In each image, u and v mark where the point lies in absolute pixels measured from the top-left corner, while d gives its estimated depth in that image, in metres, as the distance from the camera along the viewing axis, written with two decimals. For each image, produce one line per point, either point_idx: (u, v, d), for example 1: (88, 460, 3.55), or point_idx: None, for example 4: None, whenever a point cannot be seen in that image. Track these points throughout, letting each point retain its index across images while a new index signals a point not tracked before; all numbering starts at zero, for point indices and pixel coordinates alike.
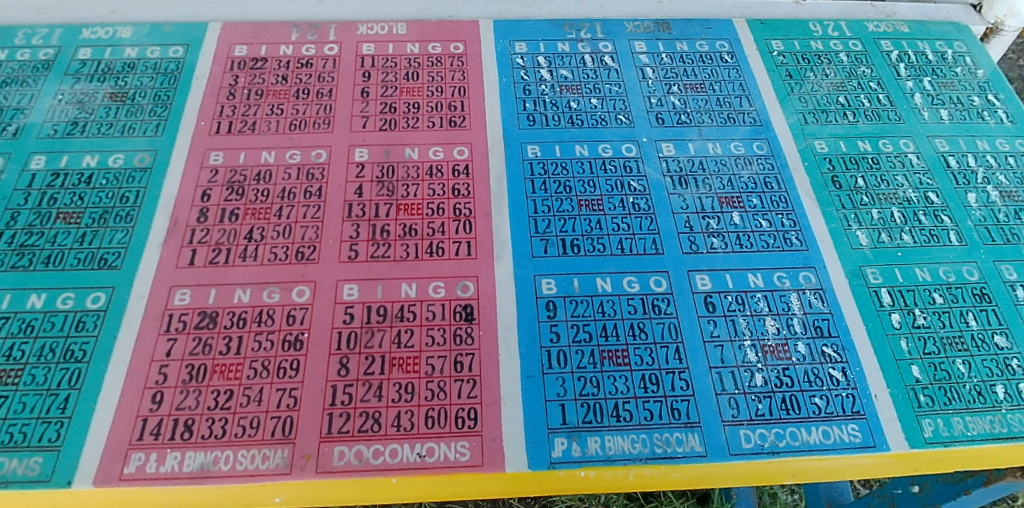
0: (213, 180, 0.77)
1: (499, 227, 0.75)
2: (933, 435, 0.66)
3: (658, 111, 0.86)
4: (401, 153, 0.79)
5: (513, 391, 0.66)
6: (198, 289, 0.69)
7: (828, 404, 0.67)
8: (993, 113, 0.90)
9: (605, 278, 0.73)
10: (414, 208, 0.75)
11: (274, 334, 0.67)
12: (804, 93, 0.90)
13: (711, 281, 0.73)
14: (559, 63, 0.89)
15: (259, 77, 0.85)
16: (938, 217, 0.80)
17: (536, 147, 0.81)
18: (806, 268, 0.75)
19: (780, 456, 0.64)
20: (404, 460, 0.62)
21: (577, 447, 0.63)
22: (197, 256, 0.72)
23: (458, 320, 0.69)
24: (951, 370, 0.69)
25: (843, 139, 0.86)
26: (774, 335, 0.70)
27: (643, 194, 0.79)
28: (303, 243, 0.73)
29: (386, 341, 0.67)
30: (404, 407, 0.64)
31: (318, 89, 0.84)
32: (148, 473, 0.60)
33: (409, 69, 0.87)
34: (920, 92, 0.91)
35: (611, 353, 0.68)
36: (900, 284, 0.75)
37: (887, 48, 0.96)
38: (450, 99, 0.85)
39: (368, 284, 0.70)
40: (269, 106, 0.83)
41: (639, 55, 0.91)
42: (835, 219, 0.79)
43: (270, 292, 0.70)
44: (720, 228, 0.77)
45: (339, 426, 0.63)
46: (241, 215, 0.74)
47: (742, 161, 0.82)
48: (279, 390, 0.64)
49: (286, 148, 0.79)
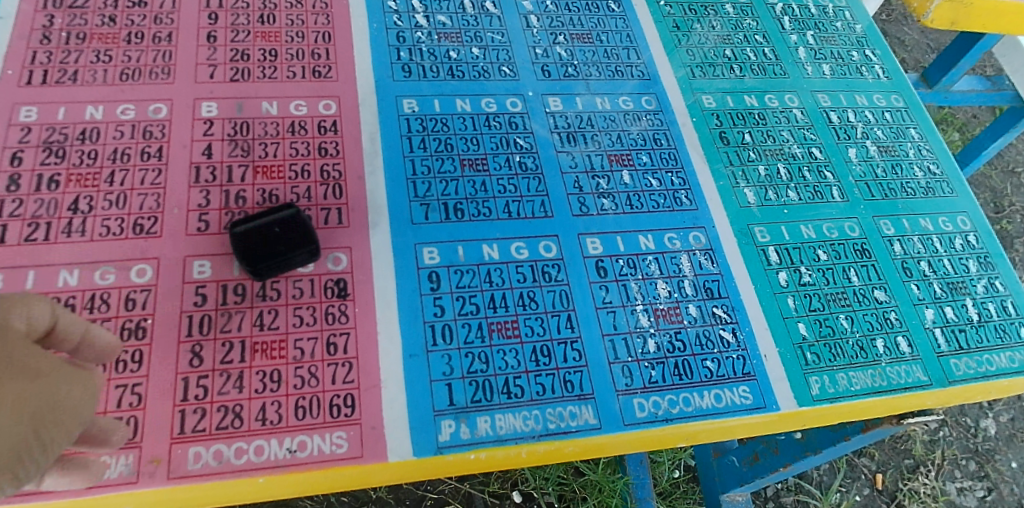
0: (25, 139, 0.63)
1: (374, 191, 0.68)
2: (819, 392, 0.67)
3: (544, 62, 0.80)
4: (257, 108, 0.69)
5: (393, 372, 0.60)
6: (11, 273, 0.58)
7: (719, 367, 0.66)
8: (870, 69, 0.91)
9: (492, 244, 0.68)
10: (274, 170, 0.66)
11: (111, 321, 0.58)
12: (691, 45, 0.87)
13: (602, 245, 0.70)
14: (436, 8, 0.81)
15: (80, 17, 0.71)
16: (822, 173, 0.81)
17: (412, 101, 0.74)
18: (696, 228, 0.73)
19: (674, 423, 0.63)
20: (272, 457, 0.56)
21: (466, 429, 0.60)
22: (9, 232, 0.59)
23: (330, 297, 0.62)
24: (834, 326, 0.71)
25: (730, 94, 0.84)
26: (665, 298, 0.69)
27: (530, 152, 0.74)
28: (141, 214, 0.62)
29: (246, 324, 0.60)
30: (270, 398, 0.57)
31: (154, 32, 0.72)
32: None
33: (264, 11, 0.76)
34: (804, 46, 0.91)
35: (501, 325, 0.64)
36: (786, 242, 0.75)
37: (772, 1, 0.94)
38: (313, 46, 0.75)
39: (222, 260, 0.62)
40: (94, 52, 0.69)
41: (523, 1, 0.84)
42: (723, 176, 0.77)
43: (104, 272, 0.59)
44: (610, 188, 0.74)
45: (193, 424, 0.56)
46: (63, 182, 0.62)
47: (631, 117, 0.79)
48: (119, 386, 0.56)
49: (117, 102, 0.67)
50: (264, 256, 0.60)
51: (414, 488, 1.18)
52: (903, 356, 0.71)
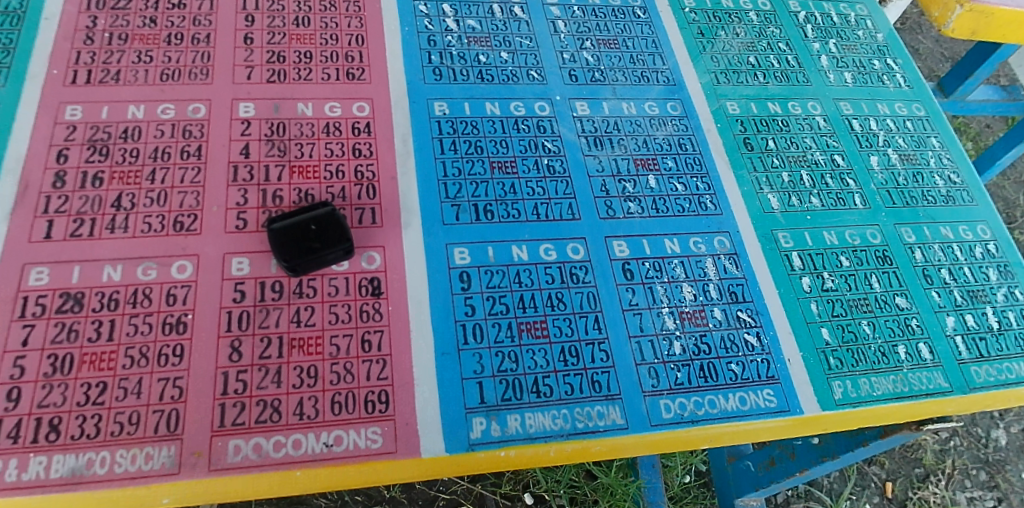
0: (70, 137, 0.66)
1: (406, 192, 0.69)
2: (841, 397, 0.68)
3: (571, 67, 0.82)
4: (293, 109, 0.71)
5: (426, 369, 0.62)
6: (57, 267, 0.61)
7: (744, 370, 0.68)
8: (892, 78, 0.92)
9: (521, 246, 0.69)
10: (309, 170, 0.68)
11: (153, 316, 0.60)
12: (715, 52, 0.88)
13: (628, 248, 0.71)
14: (465, 12, 0.82)
15: (122, 19, 0.73)
16: (844, 180, 0.82)
17: (443, 104, 0.75)
18: (721, 232, 0.74)
19: (699, 424, 0.64)
20: (310, 451, 0.57)
21: (496, 426, 0.61)
22: (55, 227, 0.63)
23: (364, 295, 0.64)
24: (857, 331, 0.72)
25: (754, 100, 0.85)
26: (690, 301, 0.70)
27: (558, 155, 0.75)
28: (182, 211, 0.64)
29: (284, 320, 0.61)
30: (307, 393, 0.59)
31: (193, 34, 0.73)
32: (7, 482, 0.54)
33: (299, 13, 0.77)
34: (827, 54, 0.92)
35: (530, 325, 0.65)
36: (809, 247, 0.76)
37: (795, 9, 0.95)
38: (347, 48, 0.76)
39: (260, 257, 0.63)
40: (135, 53, 0.71)
41: (551, 7, 0.86)
42: (747, 182, 0.79)
43: (146, 268, 0.61)
44: (636, 192, 0.75)
45: (233, 418, 0.57)
46: (107, 179, 0.65)
47: (657, 122, 0.80)
48: (162, 380, 0.58)
49: (157, 101, 0.69)
50: (297, 251, 0.62)
51: (426, 488, 1.15)
52: (924, 363, 0.72)
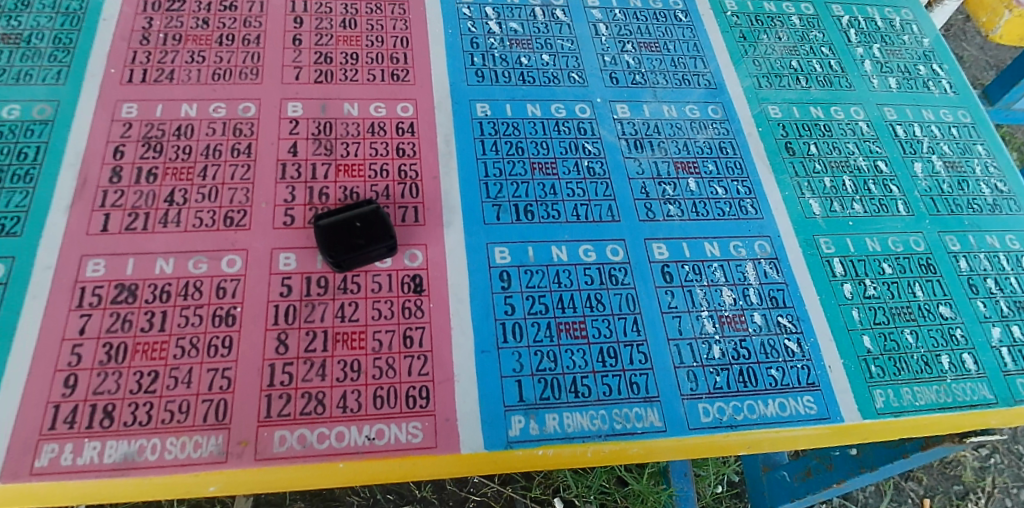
0: (126, 134, 0.69)
1: (448, 191, 0.70)
2: (883, 406, 0.67)
3: (612, 70, 0.82)
4: (339, 109, 0.72)
5: (466, 367, 0.63)
6: (113, 259, 0.63)
7: (784, 376, 0.67)
8: (937, 84, 0.91)
9: (561, 246, 0.69)
10: (355, 169, 0.69)
11: (203, 308, 0.62)
12: (757, 56, 0.87)
13: (668, 250, 0.71)
14: (508, 15, 0.83)
15: (177, 20, 0.76)
16: (887, 186, 0.81)
17: (485, 105, 0.76)
18: (762, 237, 0.74)
19: (738, 429, 0.64)
20: (352, 443, 0.58)
21: (535, 425, 0.61)
22: (111, 221, 0.65)
23: (406, 292, 0.65)
24: (899, 340, 0.71)
25: (796, 105, 0.84)
26: (730, 305, 0.69)
27: (598, 157, 0.75)
28: (232, 207, 0.66)
29: (328, 315, 0.63)
30: (350, 387, 0.60)
31: (244, 35, 0.75)
32: (63, 465, 0.55)
33: (346, 16, 0.79)
34: (871, 59, 0.91)
35: (569, 325, 0.65)
36: (851, 254, 0.75)
37: (839, 13, 0.94)
38: (392, 50, 0.78)
39: (307, 253, 0.65)
40: (188, 53, 0.74)
41: (592, 10, 0.86)
42: (789, 187, 0.78)
43: (197, 262, 0.63)
44: (676, 194, 0.75)
45: (279, 409, 0.59)
46: (160, 175, 0.67)
47: (698, 125, 0.80)
48: (210, 370, 0.60)
49: (209, 100, 0.71)
50: (343, 245, 0.63)
51: (457, 489, 1.14)
52: (969, 373, 0.70)
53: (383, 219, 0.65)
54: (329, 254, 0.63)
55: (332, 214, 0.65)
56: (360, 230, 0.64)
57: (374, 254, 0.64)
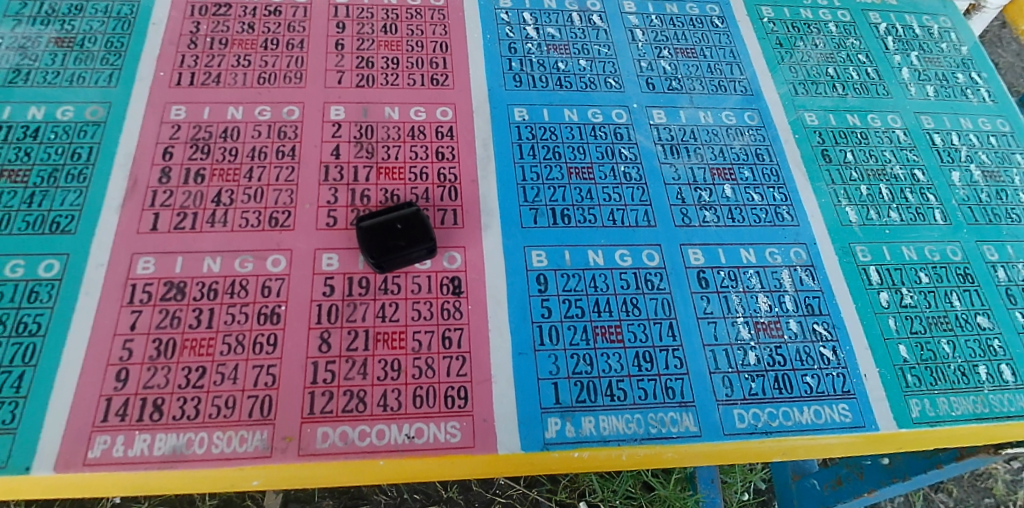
0: (175, 136, 0.71)
1: (486, 194, 0.71)
2: (919, 415, 0.67)
3: (649, 75, 0.82)
4: (380, 113, 0.74)
5: (504, 368, 0.63)
6: (163, 257, 0.65)
7: (819, 383, 0.67)
8: (976, 92, 0.90)
9: (597, 251, 0.70)
10: (395, 172, 0.71)
11: (249, 306, 0.63)
12: (794, 62, 0.87)
13: (704, 256, 0.71)
14: (545, 21, 0.84)
15: (223, 24, 0.78)
16: (924, 195, 0.80)
17: (523, 110, 0.77)
18: (797, 243, 0.74)
19: (773, 436, 0.64)
20: (392, 441, 0.60)
21: (571, 427, 0.62)
22: (161, 220, 0.67)
23: (445, 293, 0.66)
24: (936, 350, 0.70)
25: (832, 112, 0.84)
26: (766, 312, 0.69)
27: (634, 163, 0.76)
28: (276, 208, 0.68)
29: (369, 315, 0.64)
30: (390, 386, 0.61)
31: (288, 39, 0.77)
32: (115, 457, 0.57)
33: (387, 21, 0.80)
34: (908, 67, 0.90)
35: (605, 329, 0.66)
36: (888, 262, 0.75)
37: (876, 20, 0.94)
38: (432, 55, 0.79)
39: (349, 254, 0.66)
40: (235, 57, 0.76)
41: (628, 15, 0.87)
42: (825, 194, 0.78)
43: (243, 261, 0.65)
44: (712, 200, 0.75)
45: (322, 406, 0.60)
46: (208, 176, 0.69)
47: (734, 131, 0.80)
48: (256, 367, 0.61)
49: (255, 103, 0.73)
50: (384, 246, 0.64)
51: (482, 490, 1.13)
52: (1007, 385, 0.69)
53: (422, 220, 0.66)
54: (371, 256, 0.64)
55: (373, 215, 0.67)
56: (400, 232, 0.65)
57: (414, 256, 0.66)
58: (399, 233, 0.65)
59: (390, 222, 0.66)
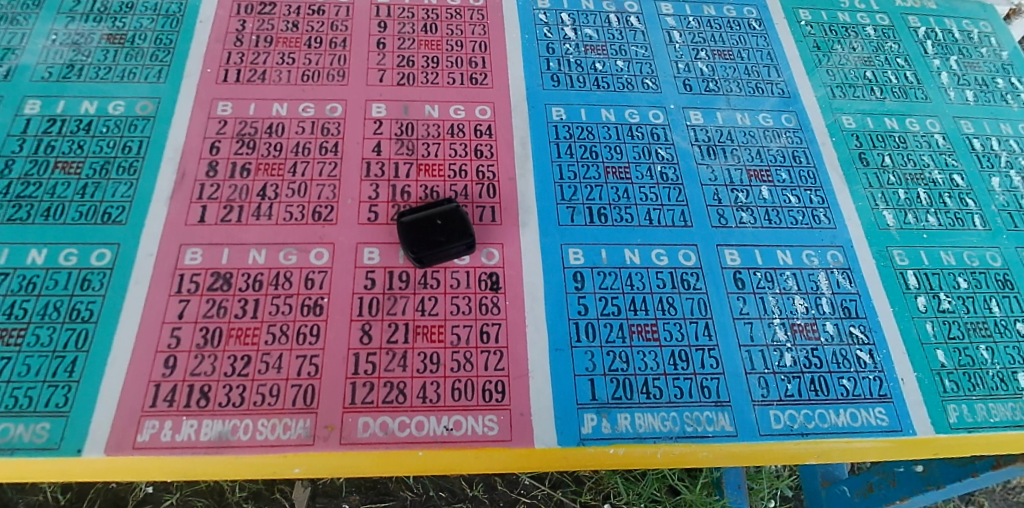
0: (221, 131, 0.73)
1: (524, 192, 0.72)
2: (957, 421, 0.66)
3: (686, 77, 0.83)
4: (421, 111, 0.76)
5: (541, 363, 0.64)
6: (210, 248, 0.67)
7: (856, 386, 0.67)
8: (1017, 97, 0.89)
9: (634, 250, 0.70)
10: (435, 168, 0.72)
11: (293, 298, 0.65)
12: (831, 65, 0.87)
13: (740, 257, 0.72)
14: (583, 22, 0.85)
15: (268, 23, 0.80)
16: (963, 200, 0.79)
17: (561, 110, 0.78)
18: (834, 246, 0.74)
19: (809, 437, 0.64)
20: (431, 433, 0.61)
21: (607, 424, 0.63)
22: (208, 212, 0.69)
23: (483, 289, 0.67)
24: (975, 356, 0.70)
25: (870, 115, 0.84)
26: (803, 314, 0.69)
27: (671, 163, 0.76)
28: (320, 202, 0.69)
29: (409, 308, 0.65)
30: (429, 378, 0.62)
31: (331, 38, 0.80)
32: (163, 441, 0.59)
33: (427, 21, 0.82)
34: (947, 71, 0.89)
35: (641, 327, 0.66)
36: (926, 267, 0.74)
37: (914, 24, 0.93)
38: (471, 55, 0.81)
39: (389, 248, 0.68)
40: (280, 55, 0.78)
41: (665, 17, 0.87)
42: (862, 197, 0.77)
43: (288, 253, 0.67)
44: (749, 202, 0.75)
45: (363, 396, 0.61)
46: (253, 170, 0.71)
47: (771, 133, 0.80)
48: (299, 357, 0.62)
49: (299, 100, 0.75)
50: (424, 241, 0.66)
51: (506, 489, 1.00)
52: None
53: (462, 217, 0.68)
54: (411, 249, 0.65)
55: (414, 210, 0.68)
56: (440, 227, 0.67)
57: (452, 251, 0.67)
58: (439, 228, 0.66)
59: (430, 217, 0.67)
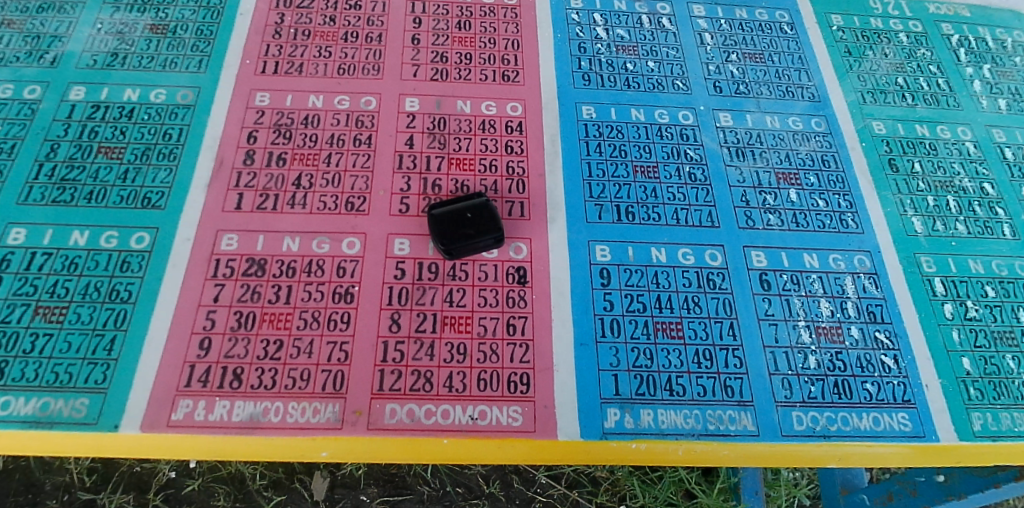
0: (259, 121, 0.74)
1: (553, 189, 0.73)
2: (981, 429, 0.66)
3: (716, 79, 0.83)
4: (453, 106, 0.77)
5: (566, 357, 0.65)
6: (245, 235, 0.68)
7: (879, 391, 0.67)
8: None
9: (660, 248, 0.71)
10: (466, 163, 0.73)
11: (325, 285, 0.66)
12: (863, 71, 0.87)
13: (767, 259, 0.72)
14: (615, 22, 0.86)
15: (306, 17, 0.82)
16: (993, 208, 0.79)
17: (591, 109, 0.79)
18: (862, 251, 0.74)
19: (831, 440, 0.64)
20: (457, 422, 0.62)
21: (630, 419, 0.63)
22: (244, 200, 0.70)
23: (511, 282, 0.68)
24: (1001, 365, 0.69)
25: (901, 122, 0.83)
26: (828, 317, 0.69)
27: (699, 163, 0.77)
28: (353, 193, 0.71)
29: (438, 299, 0.66)
30: (456, 368, 0.64)
31: (367, 33, 0.81)
32: (197, 420, 0.60)
33: (461, 18, 0.84)
34: (980, 79, 0.89)
35: (666, 325, 0.67)
36: (953, 274, 0.74)
37: (948, 32, 0.92)
38: (503, 52, 0.82)
39: (420, 239, 0.69)
40: (317, 48, 0.80)
41: (697, 19, 0.88)
42: (891, 203, 0.77)
43: (321, 242, 0.68)
44: (777, 204, 0.75)
45: (391, 384, 0.63)
46: (289, 160, 0.72)
47: (800, 137, 0.80)
48: (330, 343, 0.64)
49: (334, 93, 0.77)
50: (453, 232, 0.67)
51: (521, 489, 0.88)
52: None
53: (492, 211, 0.69)
54: (440, 240, 0.67)
55: (445, 203, 0.69)
56: (470, 220, 0.68)
57: (481, 245, 0.67)
58: (468, 221, 0.68)
59: (460, 210, 0.68)
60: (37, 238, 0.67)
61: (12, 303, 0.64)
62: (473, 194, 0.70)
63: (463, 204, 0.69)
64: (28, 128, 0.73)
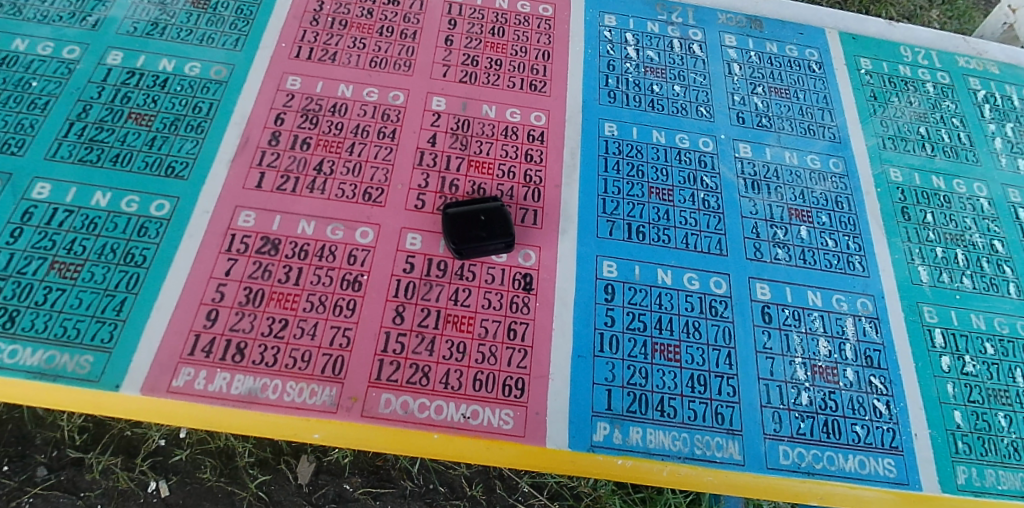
0: (288, 104, 0.76)
1: (567, 201, 0.74)
2: (964, 483, 0.67)
3: (740, 110, 0.84)
4: (478, 110, 0.78)
5: (562, 366, 0.66)
6: (263, 214, 0.70)
7: (868, 434, 0.67)
8: None
9: (667, 270, 0.72)
10: (485, 166, 0.75)
11: (334, 271, 0.67)
12: (886, 117, 0.88)
13: (770, 292, 0.73)
14: (646, 44, 0.87)
15: (345, 7, 0.83)
16: (1001, 266, 0.79)
17: (613, 126, 0.80)
18: (865, 294, 0.74)
19: (814, 477, 0.65)
20: (448, 418, 0.63)
21: (618, 434, 0.64)
22: (265, 180, 0.72)
23: (516, 288, 0.69)
24: (992, 422, 0.70)
25: (918, 171, 0.84)
26: (825, 356, 0.70)
27: (714, 192, 0.77)
28: (371, 184, 0.72)
29: (443, 296, 0.67)
30: (453, 366, 0.65)
31: (402, 29, 0.83)
32: (196, 389, 0.61)
33: (496, 24, 0.85)
34: (1002, 137, 0.89)
35: (664, 347, 0.68)
36: (954, 327, 0.74)
37: (975, 87, 0.93)
38: (533, 61, 0.83)
39: (431, 236, 0.70)
40: (352, 38, 0.81)
41: (728, 49, 0.89)
42: (900, 250, 0.78)
43: (335, 228, 0.70)
44: (787, 239, 0.76)
45: (389, 374, 0.64)
46: (313, 145, 0.74)
47: (817, 176, 0.81)
48: (333, 328, 0.65)
49: (364, 84, 0.78)
50: (465, 231, 0.68)
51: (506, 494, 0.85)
52: None
53: (506, 215, 0.69)
54: (451, 238, 0.68)
55: (462, 202, 0.71)
56: (483, 220, 0.69)
57: (491, 247, 0.68)
58: (482, 221, 0.69)
59: (475, 209, 0.69)
60: (61, 195, 0.69)
61: (29, 256, 0.65)
62: (490, 198, 0.71)
63: (478, 205, 0.70)
64: (63, 87, 0.75)
